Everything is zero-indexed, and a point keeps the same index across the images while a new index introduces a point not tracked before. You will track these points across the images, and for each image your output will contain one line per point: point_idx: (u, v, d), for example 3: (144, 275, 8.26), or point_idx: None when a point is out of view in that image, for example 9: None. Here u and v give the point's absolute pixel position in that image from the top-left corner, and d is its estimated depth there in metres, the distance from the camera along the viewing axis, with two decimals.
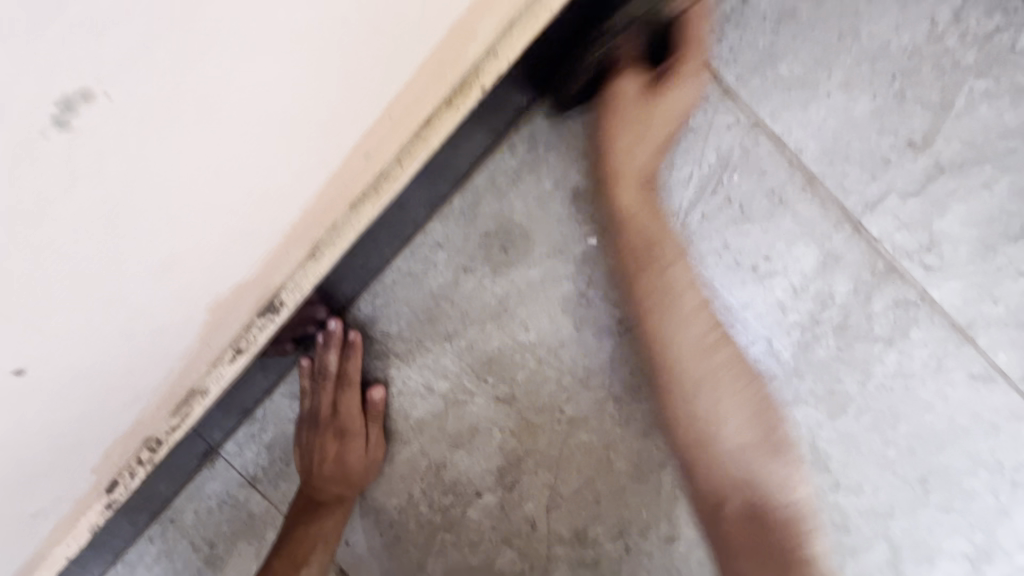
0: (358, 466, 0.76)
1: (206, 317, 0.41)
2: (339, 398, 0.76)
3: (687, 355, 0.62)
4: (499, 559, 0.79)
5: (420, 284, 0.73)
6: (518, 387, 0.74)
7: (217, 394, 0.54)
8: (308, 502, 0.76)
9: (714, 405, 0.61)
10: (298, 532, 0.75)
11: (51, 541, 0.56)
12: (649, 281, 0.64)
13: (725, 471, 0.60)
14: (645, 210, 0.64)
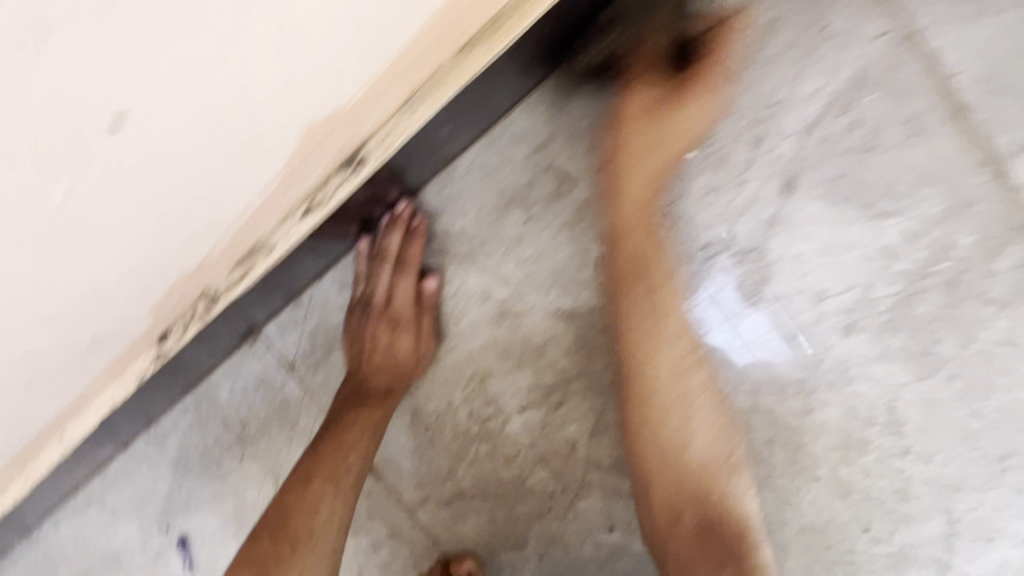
0: (405, 359, 0.73)
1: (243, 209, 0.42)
2: (397, 283, 0.72)
3: (657, 410, 0.66)
4: (532, 477, 0.78)
5: (490, 179, 0.67)
6: (581, 304, 0.69)
7: (280, 254, 0.50)
8: (356, 392, 0.72)
9: (676, 443, 0.65)
10: (346, 419, 0.70)
11: (98, 385, 0.56)
12: (660, 364, 0.65)
13: (673, 487, 0.65)
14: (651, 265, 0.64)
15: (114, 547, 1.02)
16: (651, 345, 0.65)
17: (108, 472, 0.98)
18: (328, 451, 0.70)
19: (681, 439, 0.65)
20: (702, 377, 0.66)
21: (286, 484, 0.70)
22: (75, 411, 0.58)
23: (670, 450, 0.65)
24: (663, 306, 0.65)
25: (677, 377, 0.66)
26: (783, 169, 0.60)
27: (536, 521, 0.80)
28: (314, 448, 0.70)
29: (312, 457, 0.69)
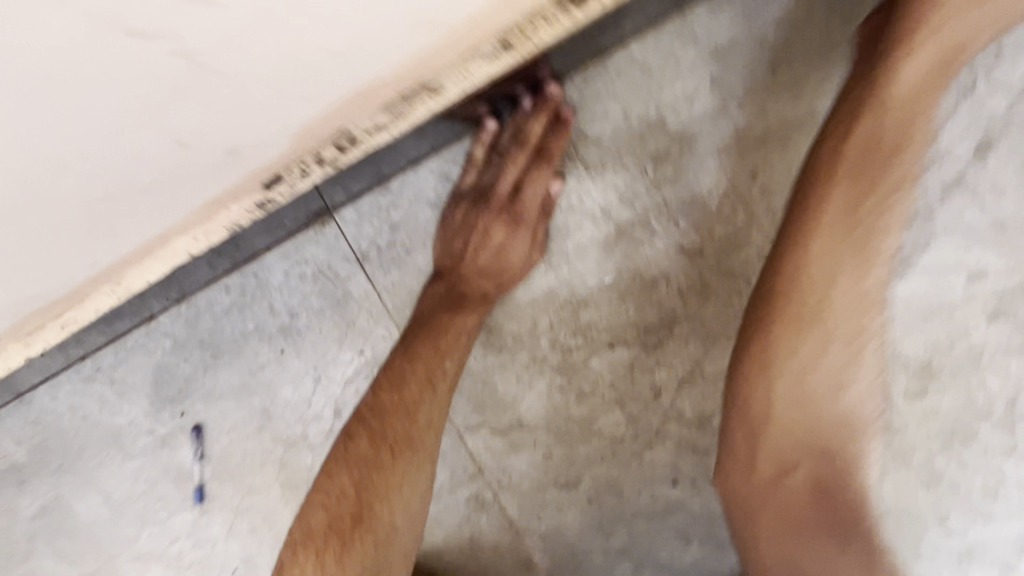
0: (506, 267, 0.67)
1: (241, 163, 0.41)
2: (526, 178, 0.64)
3: (817, 352, 0.56)
4: (604, 418, 0.74)
5: (648, 80, 0.59)
6: (711, 241, 0.63)
7: (445, 101, 0.43)
8: (451, 299, 0.69)
9: (812, 399, 0.57)
10: (437, 328, 0.69)
11: (183, 226, 0.48)
12: (832, 302, 0.54)
13: (793, 442, 0.58)
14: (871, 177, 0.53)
15: (118, 423, 0.95)
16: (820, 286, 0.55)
17: (123, 344, 0.89)
18: (427, 355, 0.69)
19: (827, 390, 0.57)
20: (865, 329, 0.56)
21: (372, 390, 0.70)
22: (144, 253, 0.51)
23: (808, 404, 0.57)
24: (851, 247, 0.54)
25: (857, 323, 0.55)
26: (982, 128, 0.55)
27: (595, 464, 0.76)
28: (403, 355, 0.70)
29: (402, 366, 0.69)
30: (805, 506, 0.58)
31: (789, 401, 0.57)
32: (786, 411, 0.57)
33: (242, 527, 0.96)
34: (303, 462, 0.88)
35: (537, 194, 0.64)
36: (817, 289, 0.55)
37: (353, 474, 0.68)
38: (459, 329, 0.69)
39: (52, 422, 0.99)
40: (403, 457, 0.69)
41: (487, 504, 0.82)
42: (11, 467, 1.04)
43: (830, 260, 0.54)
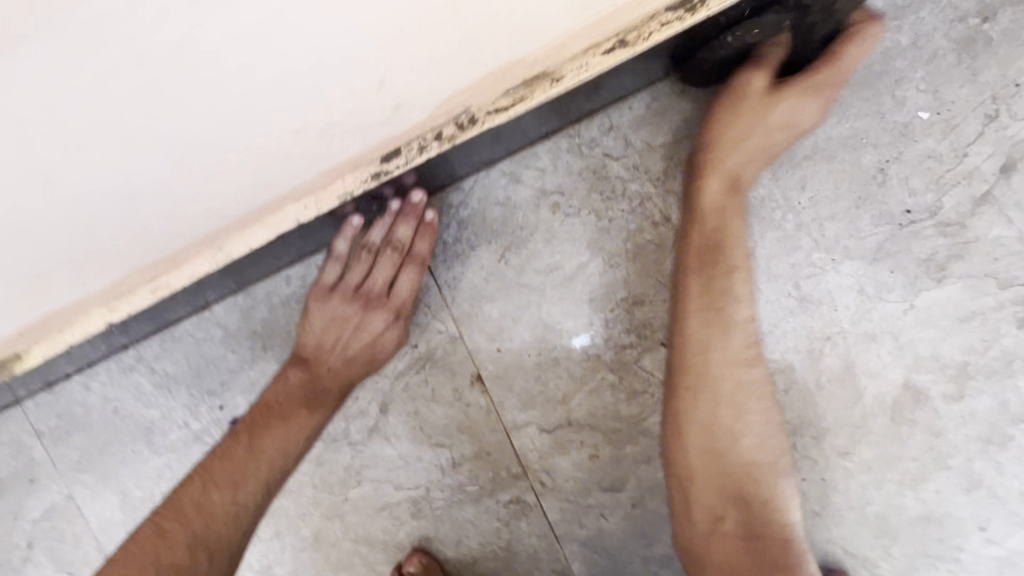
0: (369, 351, 0.75)
1: (349, 119, 0.44)
2: (400, 275, 0.75)
3: (713, 413, 0.63)
4: (652, 416, 0.76)
5: (708, 101, 0.68)
6: (763, 246, 0.68)
7: (560, 88, 0.49)
8: (307, 393, 0.74)
9: (730, 427, 0.63)
10: (271, 427, 0.72)
11: (302, 192, 0.53)
12: (716, 360, 0.63)
13: (714, 475, 0.63)
14: (711, 308, 0.63)
15: (152, 417, 0.94)
16: (698, 355, 0.63)
17: (170, 334, 0.90)
18: (275, 447, 0.71)
19: (729, 429, 0.63)
20: (737, 374, 0.63)
21: (197, 489, 0.68)
22: (254, 218, 0.55)
23: (718, 441, 0.63)
24: (707, 316, 0.63)
25: (734, 382, 0.63)
26: (1006, 150, 0.63)
27: (641, 466, 0.78)
28: (231, 451, 0.70)
29: (235, 467, 0.69)
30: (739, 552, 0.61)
31: (705, 442, 0.63)
32: (701, 447, 0.63)
33: (264, 533, 0.93)
34: (341, 461, 0.88)
35: (747, 84, 0.62)
36: (690, 349, 0.63)
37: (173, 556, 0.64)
38: (304, 422, 0.73)
39: (80, 414, 0.97)
40: (227, 558, 0.66)
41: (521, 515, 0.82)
42: (26, 464, 1.01)
43: (701, 332, 0.63)
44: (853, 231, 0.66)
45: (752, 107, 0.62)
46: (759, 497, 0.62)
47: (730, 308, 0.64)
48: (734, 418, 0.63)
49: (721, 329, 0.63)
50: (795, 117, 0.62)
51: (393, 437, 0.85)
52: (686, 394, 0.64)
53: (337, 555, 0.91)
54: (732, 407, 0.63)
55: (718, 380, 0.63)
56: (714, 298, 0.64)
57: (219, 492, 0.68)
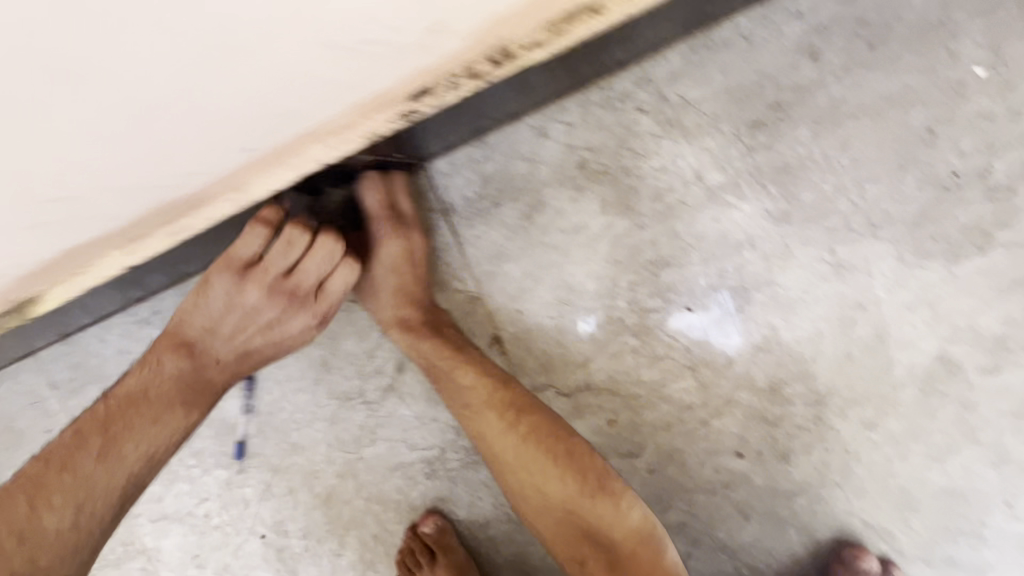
0: (274, 350, 0.72)
1: (371, 36, 0.40)
2: (328, 269, 0.69)
3: (512, 468, 0.67)
4: (674, 384, 0.74)
5: (752, 53, 0.64)
6: (799, 208, 0.66)
7: (603, 24, 0.46)
8: (182, 391, 0.68)
9: (532, 475, 0.66)
10: (124, 433, 0.65)
11: (324, 128, 0.51)
12: (489, 423, 0.68)
13: (540, 514, 0.67)
14: (470, 385, 0.70)
15: None
16: (479, 417, 0.69)
17: (187, 288, 0.90)
18: (122, 446, 0.64)
19: (530, 479, 0.67)
20: (505, 419, 0.68)
21: (30, 506, 0.61)
22: (274, 156, 0.53)
23: (529, 487, 0.67)
24: (476, 393, 0.69)
25: (515, 436, 0.67)
26: None
27: (660, 433, 0.76)
28: (69, 465, 0.63)
29: (76, 483, 0.62)
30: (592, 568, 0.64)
31: (519, 489, 0.67)
32: (517, 494, 0.68)
33: (279, 489, 0.94)
34: (356, 419, 0.87)
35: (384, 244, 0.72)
36: (469, 411, 0.70)
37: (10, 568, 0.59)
38: (174, 416, 0.67)
39: (96, 366, 0.98)
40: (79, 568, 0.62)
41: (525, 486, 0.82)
42: (42, 415, 1.02)
43: (468, 392, 0.69)
44: (896, 194, 0.64)
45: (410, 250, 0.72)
46: (604, 529, 0.64)
47: (461, 357, 0.71)
48: (531, 467, 0.66)
49: (474, 385, 0.69)
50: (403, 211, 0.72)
51: (409, 396, 0.84)
52: (488, 454, 0.69)
53: (350, 512, 0.92)
54: (517, 458, 0.67)
55: (498, 440, 0.68)
56: (474, 384, 0.70)
57: (56, 509, 0.61)
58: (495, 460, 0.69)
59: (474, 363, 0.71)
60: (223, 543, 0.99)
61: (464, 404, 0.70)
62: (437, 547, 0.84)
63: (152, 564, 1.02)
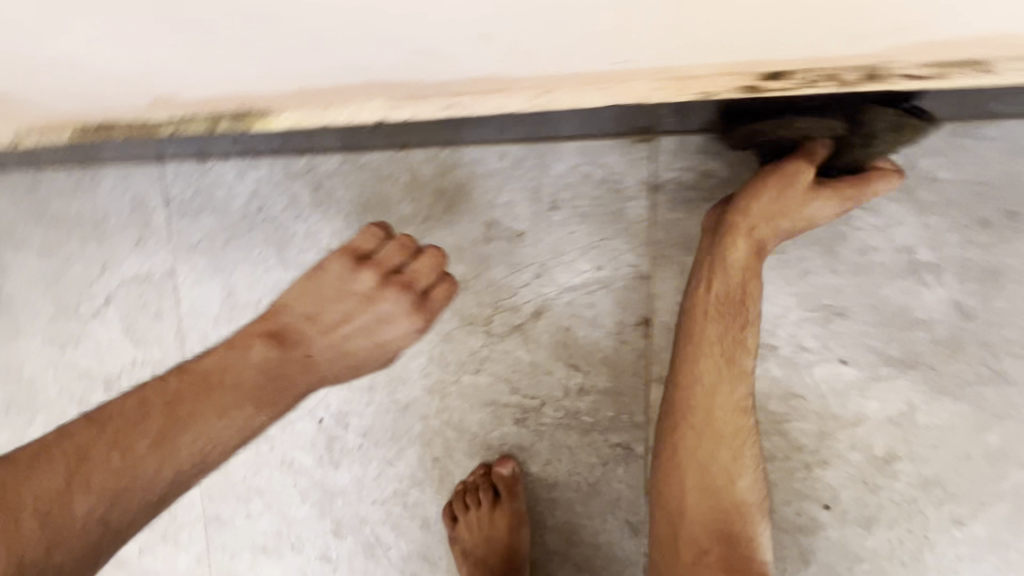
0: (367, 355, 0.65)
1: (803, 19, 0.41)
2: (437, 284, 0.68)
3: (716, 445, 0.72)
4: (795, 423, 0.78)
5: (1009, 159, 0.68)
6: (986, 310, 0.70)
7: (978, 80, 0.48)
8: (261, 384, 0.59)
9: (724, 461, 0.72)
10: (198, 413, 0.57)
11: (667, 74, 0.51)
12: (725, 398, 0.72)
13: (695, 490, 0.73)
14: (740, 356, 0.71)
15: (294, 231, 0.92)
16: (718, 389, 0.72)
17: (352, 159, 0.88)
18: (200, 422, 0.57)
19: (718, 462, 0.72)
20: (737, 409, 0.72)
21: (83, 470, 0.53)
22: (600, 81, 0.53)
23: (710, 468, 0.72)
24: (725, 368, 0.72)
25: (738, 424, 0.72)
26: None
27: (761, 461, 0.79)
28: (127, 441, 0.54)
29: (120, 469, 0.54)
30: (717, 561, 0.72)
31: (699, 465, 0.73)
32: (694, 469, 0.73)
33: (357, 382, 0.94)
34: (469, 345, 0.88)
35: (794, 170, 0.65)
36: (708, 382, 0.71)
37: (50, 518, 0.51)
38: (257, 404, 0.59)
39: (219, 199, 0.95)
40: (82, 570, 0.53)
41: (604, 462, 0.85)
42: (140, 224, 0.99)
43: (731, 365, 0.71)
44: None
45: (792, 196, 0.65)
46: (742, 537, 0.73)
47: (725, 338, 0.72)
48: (734, 455, 0.73)
49: (739, 364, 0.72)
50: (813, 213, 0.66)
51: (533, 343, 0.85)
52: (700, 420, 0.72)
53: (422, 429, 0.93)
54: (727, 441, 0.72)
55: (724, 414, 0.72)
56: (734, 363, 0.72)
57: (89, 492, 0.52)
58: (698, 430, 0.72)
59: (741, 347, 0.71)
60: None
61: (714, 370, 0.72)
62: (506, 491, 0.88)
63: None
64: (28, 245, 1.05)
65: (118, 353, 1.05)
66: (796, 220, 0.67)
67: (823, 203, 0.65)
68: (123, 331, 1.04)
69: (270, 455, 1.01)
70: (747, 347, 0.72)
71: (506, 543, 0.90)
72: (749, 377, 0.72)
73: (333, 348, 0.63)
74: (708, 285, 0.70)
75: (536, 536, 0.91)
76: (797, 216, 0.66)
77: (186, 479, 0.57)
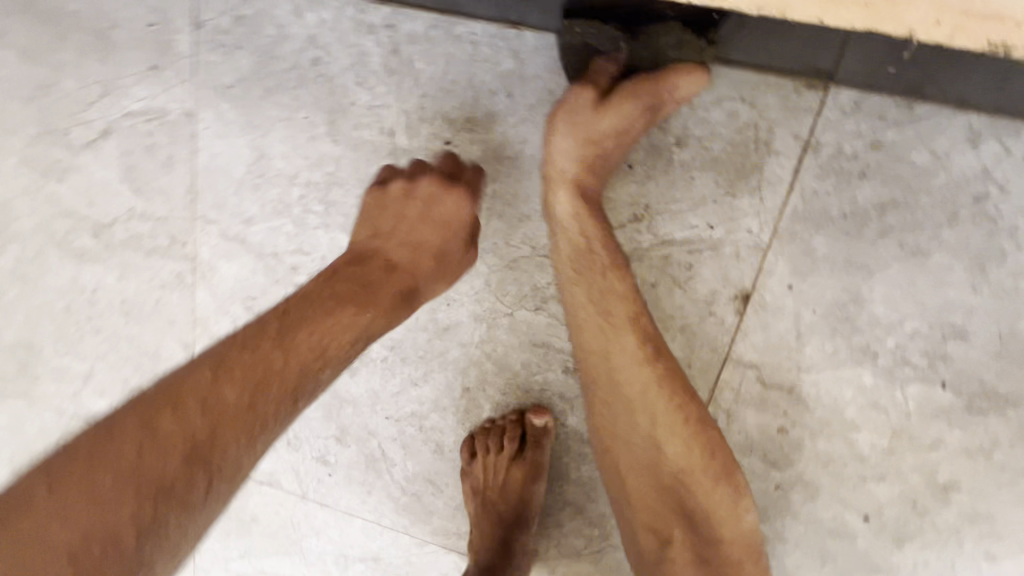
0: (440, 240, 0.67)
1: None
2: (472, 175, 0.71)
3: (622, 406, 0.62)
4: (865, 434, 0.73)
5: None
6: None
7: None
8: (358, 288, 0.62)
9: (642, 425, 0.62)
10: (307, 319, 0.58)
11: None
12: (613, 351, 0.63)
13: (627, 464, 0.62)
14: (610, 297, 0.64)
15: (355, 99, 0.76)
16: (609, 342, 0.63)
17: (448, 26, 0.72)
18: (313, 325, 0.58)
19: (637, 427, 0.62)
20: (633, 363, 0.62)
21: (198, 407, 0.51)
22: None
23: (627, 435, 0.62)
24: (601, 316, 0.63)
25: (642, 381, 0.62)
26: None
27: (815, 464, 0.75)
28: (214, 386, 0.53)
29: (250, 375, 0.54)
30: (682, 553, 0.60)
31: (620, 432, 0.62)
32: (617, 438, 0.63)
33: None
34: (535, 279, 0.78)
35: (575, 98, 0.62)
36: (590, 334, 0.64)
37: (196, 434, 0.50)
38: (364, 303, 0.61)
39: (266, 39, 0.77)
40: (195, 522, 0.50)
41: None
42: (161, 47, 0.82)
43: (594, 299, 0.64)
44: None
45: (584, 117, 0.63)
46: (708, 515, 0.61)
47: (603, 285, 0.64)
48: (658, 414, 0.62)
49: (621, 301, 0.64)
50: (623, 128, 0.63)
51: None
52: (596, 376, 0.63)
53: (456, 356, 0.84)
54: (635, 401, 0.62)
55: (617, 365, 0.62)
56: (613, 306, 0.64)
57: (229, 407, 0.52)
58: (601, 392, 0.63)
59: (618, 289, 0.65)
60: None
61: (599, 320, 0.64)
62: (534, 440, 0.82)
63: (198, 276, 0.90)
64: (14, 41, 0.87)
65: (112, 197, 0.90)
66: (605, 146, 0.64)
67: (619, 110, 0.62)
68: (121, 171, 0.88)
69: None
70: (620, 288, 0.65)
71: (516, 494, 0.85)
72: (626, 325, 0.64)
73: (407, 241, 0.67)
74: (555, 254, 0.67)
75: (552, 489, 0.87)
76: (602, 137, 0.63)
77: (313, 374, 0.57)
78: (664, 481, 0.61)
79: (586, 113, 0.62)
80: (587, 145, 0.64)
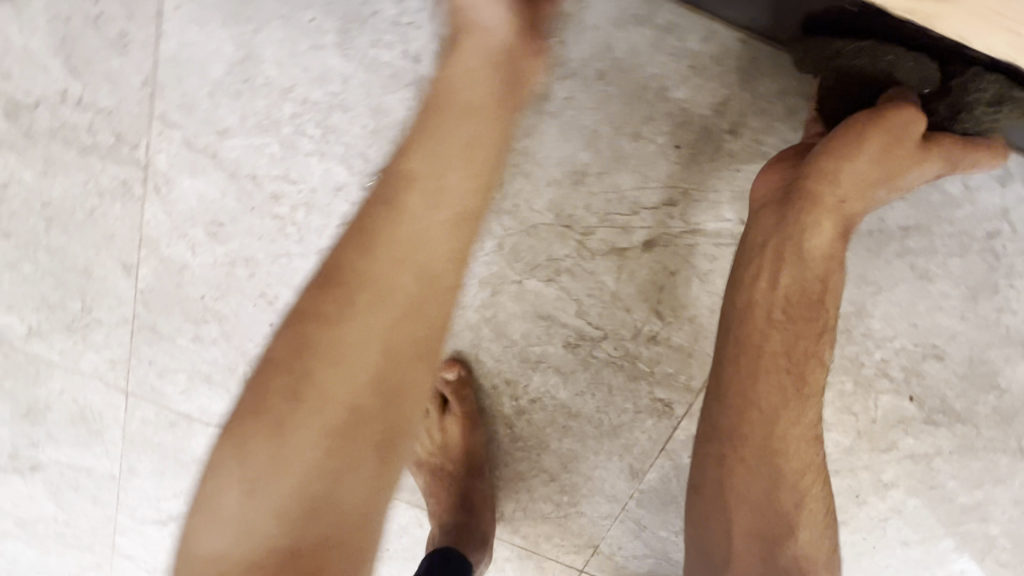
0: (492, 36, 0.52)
1: None
2: None
3: (755, 355, 0.58)
4: (833, 432, 0.78)
5: None
6: None
7: None
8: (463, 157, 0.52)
9: (758, 370, 0.57)
10: (404, 215, 0.50)
11: None
12: (764, 284, 0.58)
13: (730, 419, 0.58)
14: (790, 247, 0.57)
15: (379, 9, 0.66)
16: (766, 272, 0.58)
17: None
18: (412, 201, 0.50)
19: (751, 375, 0.58)
20: (785, 305, 0.57)
21: (316, 350, 0.48)
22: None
23: (742, 382, 0.58)
24: (769, 248, 0.58)
25: (773, 329, 0.58)
26: None
27: None
28: (330, 331, 0.48)
29: (363, 303, 0.48)
30: (759, 511, 0.57)
31: (735, 379, 0.58)
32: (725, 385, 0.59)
33: None
34: (552, 249, 0.73)
35: (898, 125, 0.55)
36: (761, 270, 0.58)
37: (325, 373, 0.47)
38: (455, 143, 0.52)
39: None
40: (378, 457, 0.48)
41: (639, 411, 0.80)
42: None
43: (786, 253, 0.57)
44: None
45: (883, 161, 0.56)
46: (793, 471, 0.58)
47: (807, 231, 0.57)
48: (774, 362, 0.58)
49: (795, 249, 0.57)
50: (903, 181, 0.58)
51: (628, 273, 0.73)
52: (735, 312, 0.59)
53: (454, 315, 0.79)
54: (757, 340, 0.58)
55: (755, 306, 0.58)
56: (787, 247, 0.57)
57: (349, 346, 0.48)
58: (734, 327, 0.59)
59: (806, 239, 0.57)
60: (269, 236, 0.75)
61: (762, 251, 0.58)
62: (455, 396, 0.81)
63: (150, 185, 0.76)
64: None
65: (41, 73, 0.73)
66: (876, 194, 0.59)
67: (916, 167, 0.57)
68: (60, 39, 0.72)
69: (244, 283, 0.78)
70: (803, 243, 0.57)
71: (463, 450, 0.84)
72: (814, 389, 0.59)
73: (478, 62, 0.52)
74: (774, 291, 0.58)
75: (511, 455, 0.86)
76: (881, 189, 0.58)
77: (442, 264, 0.51)
78: (765, 436, 0.57)
79: (875, 158, 0.56)
80: (871, 183, 0.57)
